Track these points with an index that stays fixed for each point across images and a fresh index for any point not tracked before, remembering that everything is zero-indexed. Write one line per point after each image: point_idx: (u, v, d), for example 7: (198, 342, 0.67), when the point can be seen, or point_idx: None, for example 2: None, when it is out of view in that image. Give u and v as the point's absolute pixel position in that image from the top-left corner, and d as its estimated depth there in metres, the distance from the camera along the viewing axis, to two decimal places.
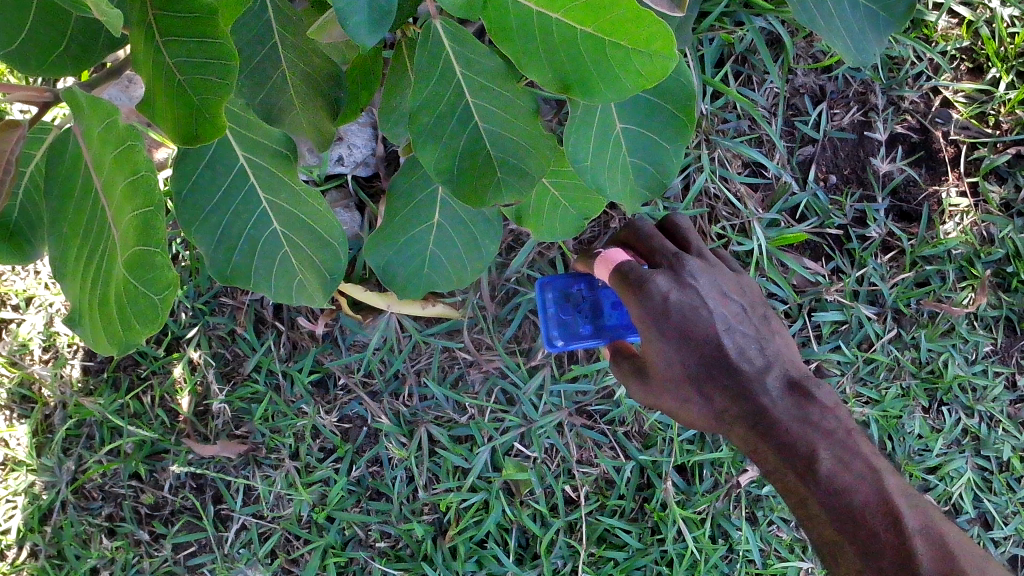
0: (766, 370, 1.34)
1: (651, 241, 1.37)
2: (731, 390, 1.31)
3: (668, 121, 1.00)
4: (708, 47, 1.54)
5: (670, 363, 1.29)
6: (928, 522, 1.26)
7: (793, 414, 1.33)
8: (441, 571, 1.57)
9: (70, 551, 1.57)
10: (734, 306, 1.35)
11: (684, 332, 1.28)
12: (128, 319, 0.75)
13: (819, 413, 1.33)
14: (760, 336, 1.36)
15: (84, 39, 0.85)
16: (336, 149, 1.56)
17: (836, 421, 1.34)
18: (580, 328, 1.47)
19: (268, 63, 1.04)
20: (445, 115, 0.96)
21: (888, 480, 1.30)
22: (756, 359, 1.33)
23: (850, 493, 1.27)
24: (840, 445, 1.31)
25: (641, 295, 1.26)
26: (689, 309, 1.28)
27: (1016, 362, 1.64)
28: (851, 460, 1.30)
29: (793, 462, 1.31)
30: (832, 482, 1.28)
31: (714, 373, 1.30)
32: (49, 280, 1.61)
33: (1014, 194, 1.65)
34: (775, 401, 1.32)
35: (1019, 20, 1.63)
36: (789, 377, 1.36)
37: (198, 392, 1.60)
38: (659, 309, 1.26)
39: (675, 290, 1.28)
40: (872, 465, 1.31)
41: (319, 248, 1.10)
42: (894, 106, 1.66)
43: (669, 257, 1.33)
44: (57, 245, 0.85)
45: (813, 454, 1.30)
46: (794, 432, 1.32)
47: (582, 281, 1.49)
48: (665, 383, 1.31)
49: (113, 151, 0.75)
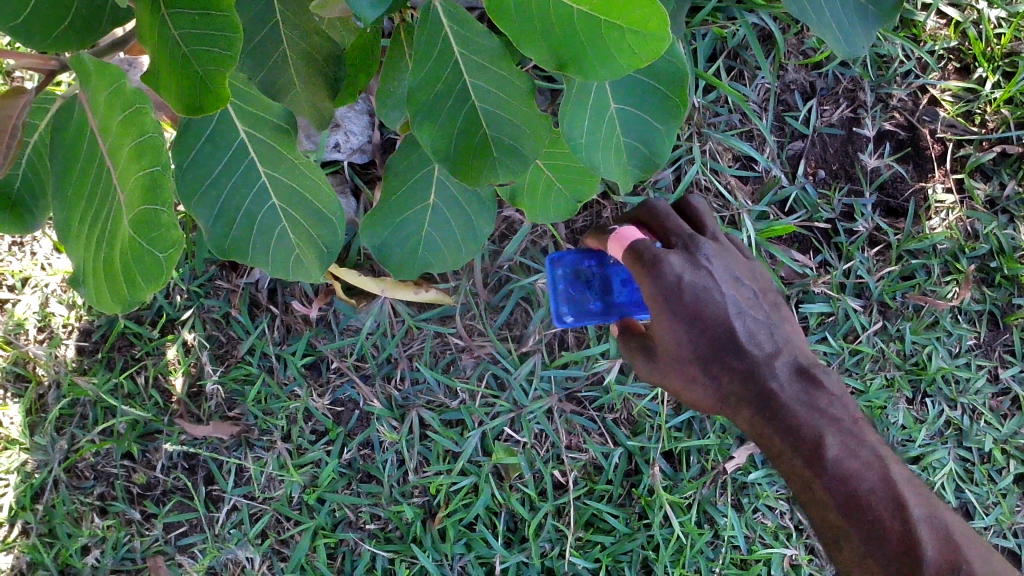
0: (776, 355, 1.36)
1: (667, 222, 1.39)
2: (739, 372, 1.34)
3: (660, 101, 1.02)
4: (700, 41, 1.57)
5: (680, 344, 1.30)
6: (933, 512, 1.31)
7: (802, 401, 1.36)
8: (430, 554, 1.59)
9: (63, 529, 1.59)
10: (747, 290, 1.36)
11: (696, 314, 1.29)
12: (133, 276, 0.77)
13: (826, 400, 1.37)
14: (772, 321, 1.38)
15: (88, 13, 0.86)
16: (334, 136, 1.55)
17: (844, 408, 1.38)
18: (590, 305, 1.49)
19: (269, 42, 1.06)
20: (443, 94, 0.98)
21: (892, 468, 1.35)
22: (765, 344, 1.36)
23: (855, 480, 1.32)
24: (847, 432, 1.36)
25: (655, 275, 1.26)
26: (702, 290, 1.29)
27: (998, 357, 1.67)
28: (858, 448, 1.35)
29: (800, 446, 1.35)
30: (838, 468, 1.33)
31: (723, 355, 1.33)
32: (46, 261, 1.63)
33: (999, 191, 1.68)
34: (783, 387, 1.35)
35: (1006, 21, 1.67)
36: (798, 363, 1.39)
37: (192, 373, 1.61)
38: (671, 287, 1.26)
39: (688, 271, 1.28)
40: (877, 453, 1.36)
41: (319, 223, 1.11)
42: (882, 103, 1.70)
43: (684, 238, 1.35)
44: (61, 207, 0.87)
45: (820, 439, 1.34)
46: (801, 417, 1.35)
47: (593, 258, 1.50)
48: (672, 362, 1.32)
49: (121, 113, 0.76)
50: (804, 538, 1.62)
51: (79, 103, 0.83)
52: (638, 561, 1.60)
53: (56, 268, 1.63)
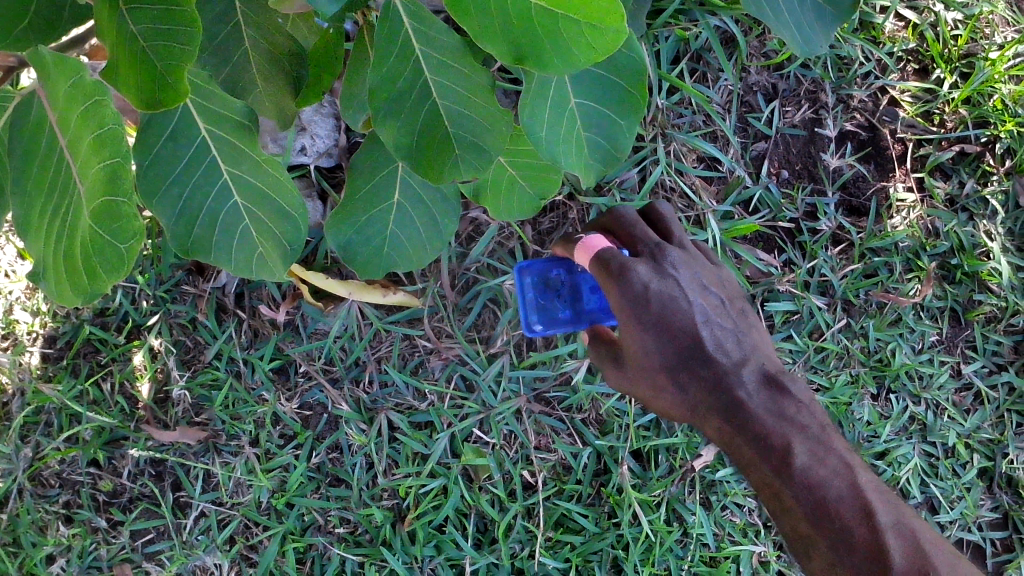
0: (743, 363, 1.36)
1: (634, 230, 1.39)
2: (707, 381, 1.34)
3: (622, 97, 1.04)
4: (663, 43, 1.59)
5: (648, 352, 1.30)
6: (900, 518, 1.31)
7: (769, 408, 1.37)
8: (400, 557, 1.59)
9: (27, 538, 1.56)
10: (714, 297, 1.36)
11: (663, 322, 1.29)
12: (95, 268, 0.75)
13: (793, 407, 1.37)
14: (739, 329, 1.38)
15: (50, 12, 0.86)
16: (300, 139, 1.56)
17: (811, 416, 1.38)
18: (559, 313, 1.49)
19: (231, 41, 1.06)
20: (403, 91, 0.97)
21: (860, 475, 1.34)
22: (733, 352, 1.36)
23: (824, 488, 1.32)
24: (814, 440, 1.36)
25: (623, 283, 1.27)
26: (669, 298, 1.29)
27: (960, 352, 1.69)
28: (826, 456, 1.35)
29: (768, 455, 1.35)
30: (806, 477, 1.32)
31: (691, 364, 1.33)
32: (9, 268, 1.62)
33: (958, 190, 1.71)
34: (751, 395, 1.36)
35: (962, 23, 1.71)
36: (765, 371, 1.39)
37: (158, 379, 1.60)
38: (638, 296, 1.27)
39: (655, 279, 1.29)
40: (845, 460, 1.36)
41: (280, 220, 1.09)
42: (843, 104, 1.72)
43: (650, 246, 1.35)
44: (20, 201, 0.85)
45: (788, 447, 1.34)
46: (769, 426, 1.36)
47: (560, 266, 1.50)
48: (640, 370, 1.33)
49: (81, 106, 0.75)
50: (772, 535, 1.64)
51: (39, 98, 0.82)
52: (608, 560, 1.61)
53: (20, 275, 1.62)
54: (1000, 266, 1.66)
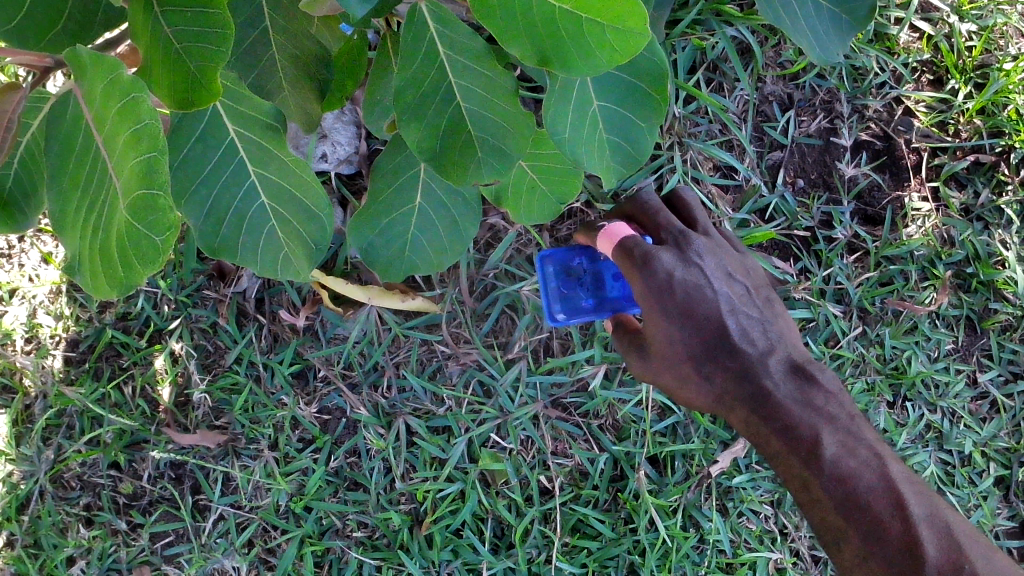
0: (769, 353, 1.37)
1: (658, 216, 1.40)
2: (733, 371, 1.34)
3: (643, 100, 1.05)
4: (681, 52, 1.61)
5: (672, 342, 1.31)
6: (933, 511, 1.29)
7: (796, 398, 1.37)
8: (417, 561, 1.60)
9: (47, 540, 1.57)
10: (739, 286, 1.37)
11: (687, 311, 1.30)
12: (130, 259, 0.74)
13: (821, 398, 1.38)
14: (765, 318, 1.39)
15: (83, 16, 0.87)
16: (322, 146, 1.58)
17: (840, 406, 1.38)
18: (581, 302, 1.50)
19: (259, 46, 1.08)
20: (429, 94, 0.98)
21: (891, 466, 1.34)
22: (759, 341, 1.37)
23: (854, 480, 1.31)
24: (843, 430, 1.36)
25: (646, 271, 1.28)
26: (693, 286, 1.30)
27: (976, 361, 1.71)
28: (856, 447, 1.35)
29: (797, 446, 1.35)
30: (835, 468, 1.32)
31: (716, 354, 1.33)
32: (34, 273, 1.63)
33: (974, 199, 1.73)
34: (778, 385, 1.36)
35: (976, 34, 1.73)
36: (792, 361, 1.40)
37: (179, 382, 1.62)
38: (661, 284, 1.27)
39: (679, 267, 1.30)
40: (875, 451, 1.35)
41: (306, 222, 1.10)
42: (859, 114, 1.74)
43: (674, 234, 1.36)
44: (57, 198, 0.85)
45: (816, 437, 1.34)
46: (796, 416, 1.36)
47: (583, 255, 1.52)
48: (665, 360, 1.33)
49: (118, 102, 0.75)
50: (789, 542, 1.65)
51: (74, 97, 0.82)
52: (624, 566, 1.62)
53: (44, 278, 1.63)
54: (1016, 275, 1.68)
